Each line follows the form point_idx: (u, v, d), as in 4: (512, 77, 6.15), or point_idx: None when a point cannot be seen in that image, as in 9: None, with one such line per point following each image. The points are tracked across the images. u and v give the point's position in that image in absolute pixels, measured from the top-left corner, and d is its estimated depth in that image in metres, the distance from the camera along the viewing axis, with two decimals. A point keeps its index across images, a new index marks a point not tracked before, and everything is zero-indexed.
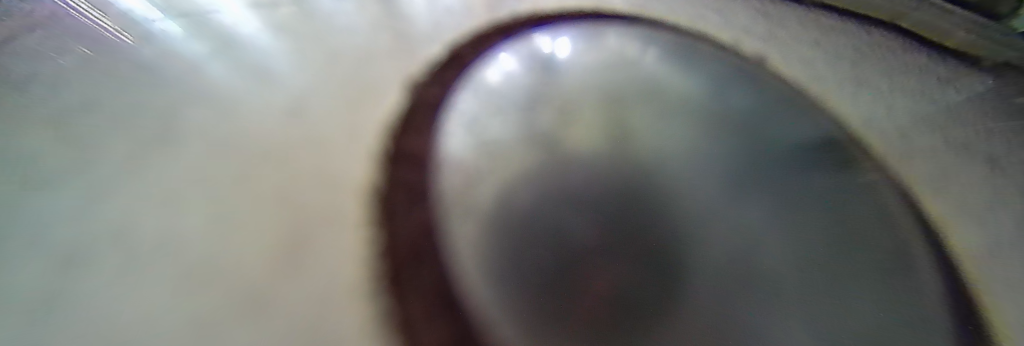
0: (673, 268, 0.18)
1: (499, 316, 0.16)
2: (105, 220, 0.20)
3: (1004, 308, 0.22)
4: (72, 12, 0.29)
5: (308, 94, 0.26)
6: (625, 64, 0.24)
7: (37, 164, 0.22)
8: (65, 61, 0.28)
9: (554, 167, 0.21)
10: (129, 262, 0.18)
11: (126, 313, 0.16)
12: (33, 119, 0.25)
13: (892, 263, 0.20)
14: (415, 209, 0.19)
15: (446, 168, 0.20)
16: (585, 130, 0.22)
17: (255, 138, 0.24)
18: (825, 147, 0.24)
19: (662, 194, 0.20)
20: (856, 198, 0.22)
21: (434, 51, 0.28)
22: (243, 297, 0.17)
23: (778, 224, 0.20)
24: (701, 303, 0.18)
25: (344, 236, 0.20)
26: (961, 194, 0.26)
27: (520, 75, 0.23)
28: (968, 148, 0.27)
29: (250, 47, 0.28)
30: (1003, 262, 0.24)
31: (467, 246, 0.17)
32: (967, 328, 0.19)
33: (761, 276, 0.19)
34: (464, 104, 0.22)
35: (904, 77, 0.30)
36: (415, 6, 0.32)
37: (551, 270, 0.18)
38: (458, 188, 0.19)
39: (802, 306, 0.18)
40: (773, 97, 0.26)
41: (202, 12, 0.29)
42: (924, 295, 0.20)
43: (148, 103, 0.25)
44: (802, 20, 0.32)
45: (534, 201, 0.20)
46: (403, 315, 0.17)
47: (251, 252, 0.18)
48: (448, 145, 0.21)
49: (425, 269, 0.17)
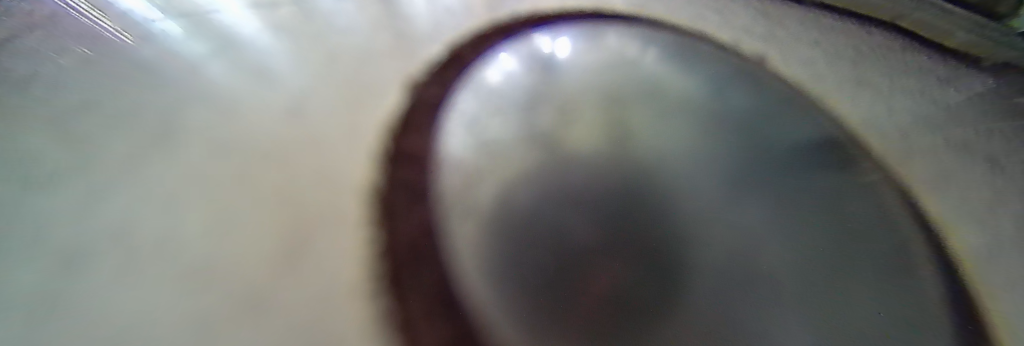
0: (674, 268, 0.18)
1: (498, 315, 0.16)
2: (106, 221, 0.20)
3: (1003, 309, 0.22)
4: (72, 12, 0.29)
5: (308, 94, 0.26)
6: (625, 64, 0.24)
7: (36, 163, 0.22)
8: (64, 60, 0.28)
9: (554, 167, 0.21)
10: (129, 262, 0.18)
11: (126, 314, 0.16)
12: (34, 117, 0.25)
13: (894, 263, 0.20)
14: (415, 210, 0.20)
15: (445, 169, 0.21)
16: (585, 129, 0.22)
17: (255, 138, 0.24)
18: (826, 147, 0.24)
19: (660, 195, 0.20)
20: (859, 198, 0.22)
21: (433, 51, 0.28)
22: (243, 297, 0.17)
23: (778, 224, 0.20)
24: (701, 303, 0.18)
25: (344, 236, 0.20)
26: (958, 195, 0.26)
27: (520, 75, 0.23)
28: (968, 147, 0.27)
29: (250, 47, 0.28)
30: (1003, 262, 0.24)
31: (466, 246, 0.18)
32: (967, 328, 0.19)
33: (762, 276, 0.18)
34: (464, 104, 0.23)
35: (904, 77, 0.30)
36: (415, 5, 0.31)
37: (551, 269, 0.18)
38: (458, 189, 0.20)
39: (800, 306, 0.18)
40: (773, 97, 0.26)
41: (202, 12, 0.29)
42: (925, 295, 0.19)
43: (149, 103, 0.25)
44: (802, 20, 0.32)
45: (535, 200, 0.20)
46: (403, 313, 0.17)
47: (250, 252, 0.18)
48: (447, 145, 0.21)
49: (425, 269, 0.18)
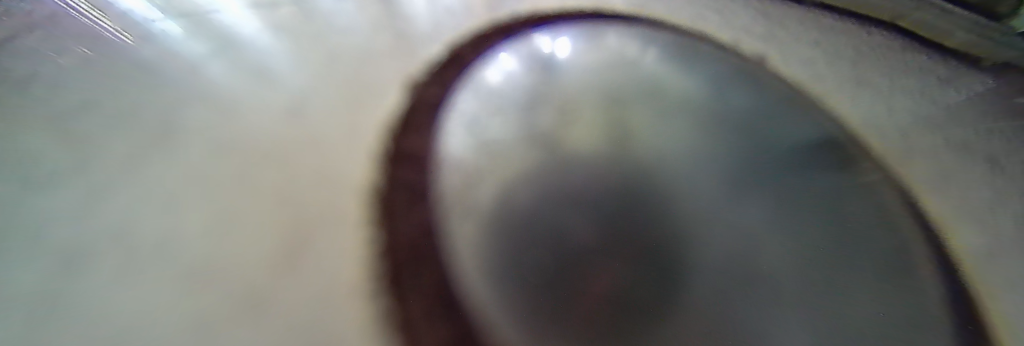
0: (674, 268, 0.18)
1: (499, 316, 0.16)
2: (105, 221, 0.20)
3: (1004, 309, 0.22)
4: (72, 12, 0.29)
5: (308, 94, 0.26)
6: (625, 63, 0.24)
7: (35, 163, 0.22)
8: (64, 60, 0.28)
9: (554, 167, 0.21)
10: (130, 262, 0.18)
11: (126, 313, 0.16)
12: (33, 117, 0.25)
13: (893, 262, 0.20)
14: (415, 210, 0.20)
15: (445, 169, 0.20)
16: (584, 130, 0.22)
17: (255, 138, 0.24)
18: (826, 147, 0.24)
19: (660, 195, 0.21)
20: (859, 198, 0.22)
21: (434, 51, 0.28)
22: (243, 297, 0.17)
23: (778, 224, 0.20)
24: (701, 303, 0.18)
25: (344, 236, 0.20)
26: (959, 195, 0.26)
27: (520, 75, 0.23)
28: (967, 147, 0.27)
29: (251, 47, 0.28)
30: (1004, 263, 0.24)
31: (467, 246, 0.18)
32: (967, 328, 0.19)
33: (761, 276, 0.18)
34: (463, 104, 0.23)
35: (904, 77, 0.30)
36: (415, 5, 0.31)
37: (551, 270, 0.18)
38: (458, 189, 0.20)
39: (801, 305, 0.18)
40: (773, 97, 0.26)
41: (202, 12, 0.29)
42: (925, 295, 0.19)
43: (149, 103, 0.25)
44: (802, 20, 0.32)
45: (535, 200, 0.20)
46: (403, 314, 0.17)
47: (251, 252, 0.18)
48: (448, 146, 0.21)
49: (425, 269, 0.18)
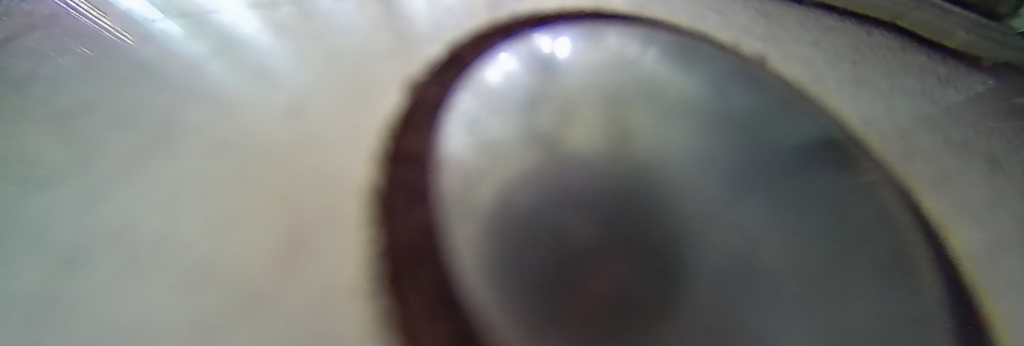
0: (672, 268, 0.19)
1: (499, 315, 0.16)
2: (104, 221, 0.20)
3: (1011, 310, 0.21)
4: (72, 12, 0.29)
5: (309, 93, 0.26)
6: (625, 64, 0.24)
7: (35, 164, 0.22)
8: (65, 60, 0.27)
9: (555, 168, 0.21)
10: (128, 262, 0.18)
11: (122, 314, 0.16)
12: (34, 118, 0.25)
13: (892, 262, 0.20)
14: (415, 210, 0.20)
15: (446, 169, 0.20)
16: (585, 129, 0.22)
17: (255, 139, 0.24)
18: (827, 147, 0.24)
19: (660, 196, 0.21)
20: (860, 199, 0.22)
21: (434, 51, 0.28)
22: (244, 297, 0.17)
23: (779, 225, 0.20)
24: (704, 305, 0.18)
25: (344, 237, 0.20)
26: (959, 195, 0.26)
27: (520, 74, 0.23)
28: (966, 147, 0.27)
29: (251, 47, 0.28)
30: (1005, 264, 0.23)
31: (467, 245, 0.18)
32: (968, 329, 0.19)
33: (759, 275, 0.19)
34: (464, 103, 0.23)
35: (904, 77, 0.30)
36: (415, 5, 0.31)
37: (551, 269, 0.18)
38: (458, 188, 0.20)
39: (801, 306, 0.18)
40: (774, 96, 0.26)
41: (201, 12, 0.29)
42: (924, 296, 0.19)
43: (150, 102, 0.25)
44: (803, 20, 0.32)
45: (534, 200, 0.20)
46: (402, 314, 0.17)
47: (253, 252, 0.19)
48: (448, 145, 0.21)
49: (425, 268, 0.18)
